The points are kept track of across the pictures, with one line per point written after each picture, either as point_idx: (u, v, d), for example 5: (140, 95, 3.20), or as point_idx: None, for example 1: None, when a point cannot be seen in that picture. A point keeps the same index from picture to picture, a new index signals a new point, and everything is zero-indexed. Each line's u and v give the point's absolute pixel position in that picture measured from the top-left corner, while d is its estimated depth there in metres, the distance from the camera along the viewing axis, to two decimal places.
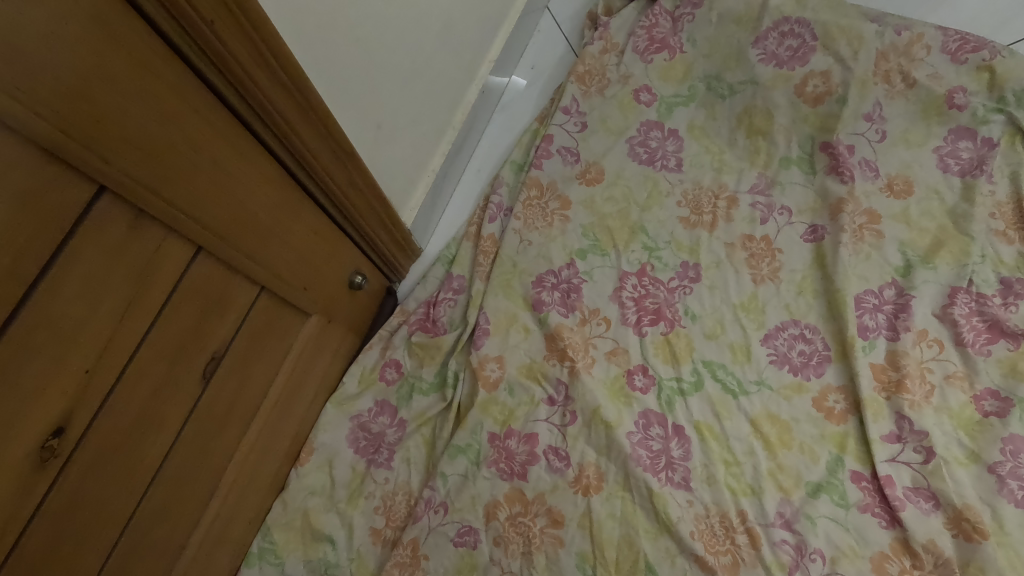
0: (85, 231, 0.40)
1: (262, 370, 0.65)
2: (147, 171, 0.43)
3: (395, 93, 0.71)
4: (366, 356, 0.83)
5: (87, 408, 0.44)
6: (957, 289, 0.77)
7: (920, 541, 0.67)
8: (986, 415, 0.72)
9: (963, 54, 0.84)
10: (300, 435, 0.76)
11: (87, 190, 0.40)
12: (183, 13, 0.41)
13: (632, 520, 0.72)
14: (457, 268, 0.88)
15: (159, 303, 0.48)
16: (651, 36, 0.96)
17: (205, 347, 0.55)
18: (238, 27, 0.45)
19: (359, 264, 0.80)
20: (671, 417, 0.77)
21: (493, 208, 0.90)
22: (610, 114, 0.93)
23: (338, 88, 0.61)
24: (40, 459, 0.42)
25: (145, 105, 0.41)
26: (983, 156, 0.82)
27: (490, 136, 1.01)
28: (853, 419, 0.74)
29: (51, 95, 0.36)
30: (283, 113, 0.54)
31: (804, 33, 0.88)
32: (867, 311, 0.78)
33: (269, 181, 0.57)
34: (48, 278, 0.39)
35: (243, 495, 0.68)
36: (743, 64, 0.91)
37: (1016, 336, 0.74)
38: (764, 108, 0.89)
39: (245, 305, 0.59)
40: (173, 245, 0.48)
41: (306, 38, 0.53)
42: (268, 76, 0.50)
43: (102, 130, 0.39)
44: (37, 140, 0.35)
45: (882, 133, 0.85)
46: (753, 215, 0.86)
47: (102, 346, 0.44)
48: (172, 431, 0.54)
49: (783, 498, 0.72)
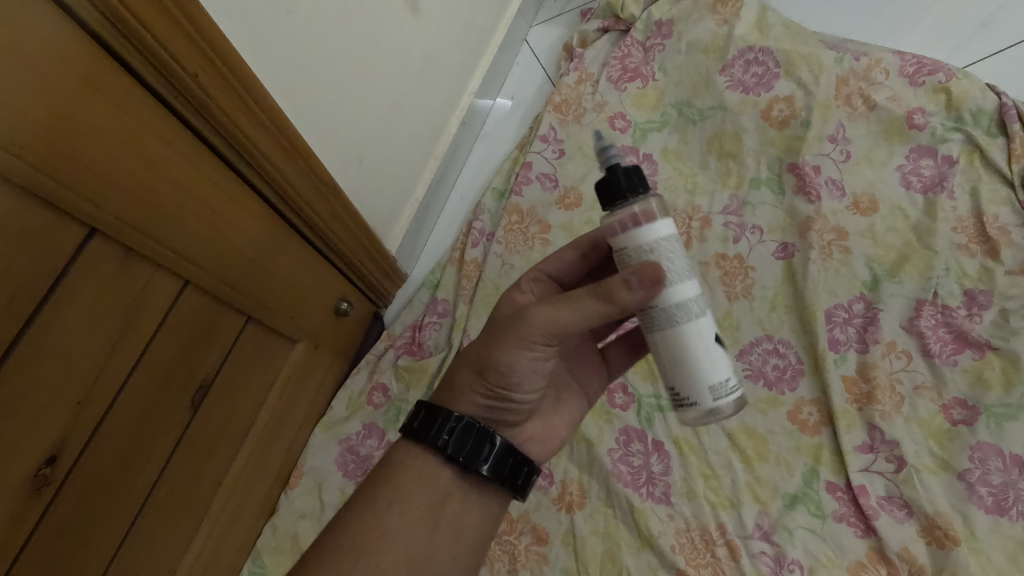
0: (78, 268, 0.43)
1: (251, 397, 0.68)
2: (136, 213, 0.46)
3: (377, 130, 0.75)
4: (353, 381, 0.86)
5: (78, 439, 0.46)
6: (922, 301, 0.79)
7: (895, 549, 0.68)
8: (955, 424, 0.73)
9: (920, 77, 0.87)
10: (290, 459, 0.79)
11: (79, 233, 0.43)
12: (168, 67, 0.46)
13: (615, 535, 0.74)
14: (441, 292, 0.91)
15: (150, 333, 0.51)
16: (624, 65, 1.00)
17: (194, 375, 0.57)
18: (219, 76, 0.50)
19: (346, 291, 0.83)
20: (650, 433, 0.79)
21: (475, 233, 0.94)
22: (587, 140, 0.97)
23: (319, 129, 0.64)
24: (33, 487, 0.44)
25: (134, 152, 0.45)
26: (944, 173, 0.84)
27: (473, 164, 1.06)
28: (827, 431, 0.76)
29: (50, 149, 0.39)
30: (266, 153, 0.57)
31: (768, 60, 0.93)
32: (837, 325, 0.81)
33: (255, 217, 0.60)
34: (45, 313, 0.42)
35: (233, 519, 0.69)
36: (711, 90, 0.95)
37: (980, 346, 0.75)
38: (733, 132, 0.93)
39: (232, 335, 0.62)
40: (162, 281, 0.51)
41: (284, 85, 0.58)
42: (250, 120, 0.54)
43: (94, 179, 0.43)
44: (33, 192, 0.39)
45: (846, 153, 0.88)
46: (725, 234, 0.89)
47: (93, 378, 0.46)
48: (163, 458, 0.56)
49: (761, 510, 0.73)
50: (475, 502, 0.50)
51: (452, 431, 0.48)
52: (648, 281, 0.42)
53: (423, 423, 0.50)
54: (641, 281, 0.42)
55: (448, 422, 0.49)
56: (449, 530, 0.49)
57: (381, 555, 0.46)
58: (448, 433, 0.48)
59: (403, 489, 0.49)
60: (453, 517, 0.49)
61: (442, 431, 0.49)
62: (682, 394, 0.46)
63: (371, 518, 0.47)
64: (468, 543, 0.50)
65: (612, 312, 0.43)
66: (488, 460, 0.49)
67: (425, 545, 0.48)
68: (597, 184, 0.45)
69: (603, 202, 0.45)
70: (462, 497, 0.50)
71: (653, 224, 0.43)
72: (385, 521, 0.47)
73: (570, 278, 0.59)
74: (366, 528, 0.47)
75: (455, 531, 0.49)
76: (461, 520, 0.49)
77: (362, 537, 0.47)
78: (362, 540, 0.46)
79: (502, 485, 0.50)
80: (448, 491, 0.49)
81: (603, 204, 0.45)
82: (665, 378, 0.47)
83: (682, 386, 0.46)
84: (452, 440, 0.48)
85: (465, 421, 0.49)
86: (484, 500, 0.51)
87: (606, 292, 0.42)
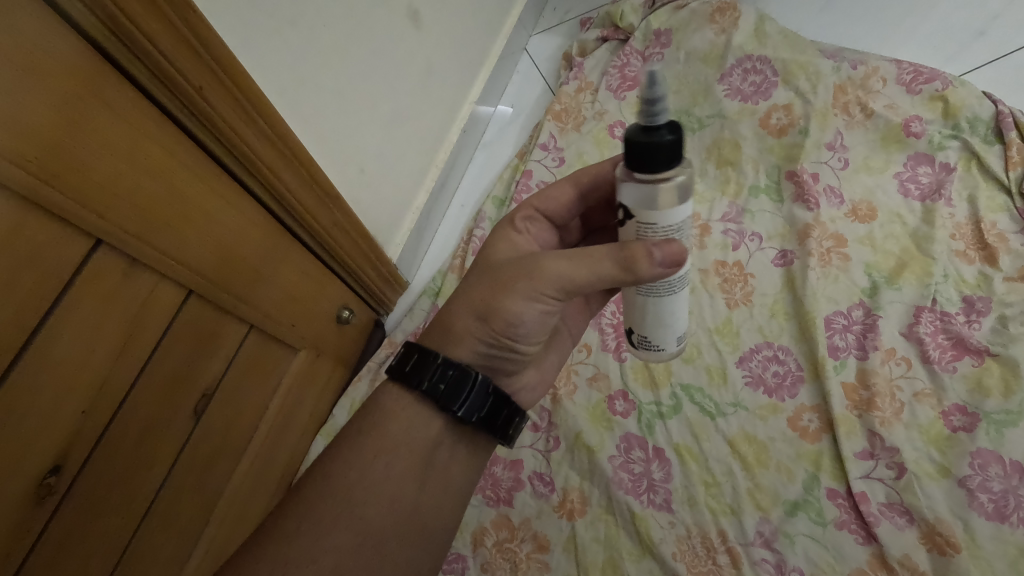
0: (84, 278, 0.44)
1: (253, 405, 0.68)
2: (140, 224, 0.47)
3: (378, 139, 0.75)
4: (355, 389, 0.86)
5: (82, 448, 0.47)
6: (921, 308, 0.80)
7: (896, 556, 0.68)
8: (954, 430, 0.74)
9: (917, 85, 0.88)
10: (292, 467, 0.79)
11: (85, 244, 0.44)
12: (171, 79, 0.47)
13: (615, 542, 0.74)
14: (442, 300, 0.91)
15: (154, 342, 0.51)
16: (624, 74, 1.01)
17: (197, 384, 0.58)
18: (222, 88, 0.50)
19: (348, 299, 0.83)
20: (651, 440, 0.79)
21: (476, 241, 0.94)
22: (587, 148, 0.98)
23: (321, 140, 0.65)
24: (37, 496, 0.44)
25: (139, 163, 0.46)
26: (941, 180, 0.85)
27: (474, 172, 1.07)
28: (827, 438, 0.77)
29: (56, 162, 0.40)
30: (268, 163, 0.58)
31: (765, 69, 0.94)
32: (837, 331, 0.81)
33: (257, 226, 0.61)
34: (50, 323, 0.42)
35: (236, 527, 0.69)
36: (710, 99, 0.96)
37: (979, 352, 0.76)
38: (732, 140, 0.94)
39: (235, 344, 0.62)
40: (166, 290, 0.51)
41: (287, 96, 0.58)
42: (253, 131, 0.55)
43: (100, 190, 0.43)
44: (41, 204, 0.40)
45: (844, 160, 0.89)
46: (724, 241, 0.90)
47: (97, 387, 0.47)
48: (166, 466, 0.56)
49: (762, 517, 0.73)
50: (463, 453, 0.51)
51: (449, 380, 0.48)
52: (670, 261, 0.42)
53: (415, 367, 0.48)
54: (665, 259, 0.41)
55: (444, 371, 0.48)
56: (438, 481, 0.50)
57: (365, 506, 0.46)
58: (445, 383, 0.47)
59: (391, 440, 0.48)
60: (442, 468, 0.50)
61: (433, 377, 0.48)
62: (652, 342, 0.50)
63: (355, 469, 0.47)
64: (455, 493, 0.51)
65: (625, 279, 0.43)
66: (483, 413, 0.49)
67: (413, 497, 0.48)
68: (631, 144, 0.38)
69: (628, 160, 0.39)
70: (450, 447, 0.50)
71: (672, 212, 0.40)
72: (371, 473, 0.47)
73: (566, 216, 0.58)
74: (349, 479, 0.47)
75: (443, 479, 0.50)
76: (449, 468, 0.50)
77: (346, 489, 0.47)
78: (347, 492, 0.46)
79: (493, 434, 0.51)
80: (439, 441, 0.50)
81: (630, 162, 0.39)
82: (636, 327, 0.50)
83: (655, 337, 0.50)
84: (447, 389, 0.48)
85: (463, 371, 0.48)
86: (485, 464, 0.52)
87: (627, 259, 0.42)
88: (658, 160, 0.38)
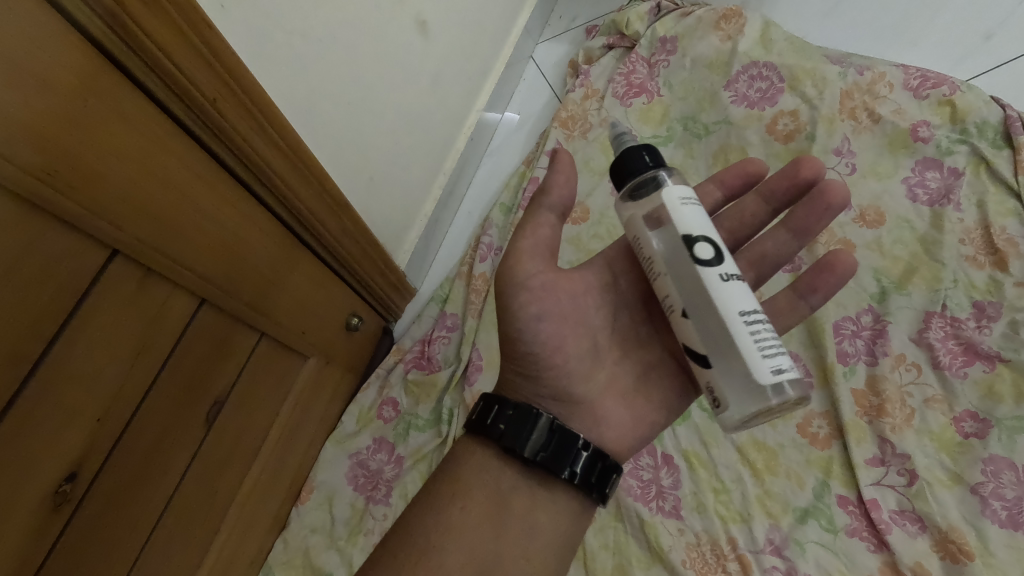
0: (99, 289, 0.45)
1: (263, 413, 0.68)
2: (154, 234, 0.48)
3: (387, 149, 0.76)
4: (363, 396, 0.87)
5: (96, 456, 0.47)
6: (931, 313, 0.79)
7: (908, 563, 0.68)
8: (966, 436, 0.73)
9: (924, 90, 0.87)
10: (300, 475, 0.79)
11: (101, 256, 0.44)
12: (188, 94, 0.48)
13: (625, 549, 0.74)
14: (450, 306, 0.92)
15: (167, 350, 0.52)
16: (630, 81, 1.01)
17: (209, 391, 0.58)
18: (234, 100, 0.51)
19: (357, 307, 0.84)
20: (660, 447, 0.79)
21: (483, 248, 0.94)
22: (593, 155, 0.99)
23: (330, 150, 0.66)
24: (53, 503, 0.45)
25: (153, 174, 0.47)
26: (950, 185, 0.84)
27: (481, 179, 1.08)
28: (837, 444, 0.76)
29: (73, 174, 0.41)
30: (279, 173, 0.59)
31: (772, 75, 0.94)
32: (845, 337, 0.81)
33: (268, 235, 0.61)
34: (66, 333, 0.43)
35: (245, 535, 0.70)
36: (717, 105, 0.97)
37: (991, 357, 0.75)
38: (738, 146, 0.94)
39: (246, 352, 0.63)
40: (179, 299, 0.52)
41: (296, 106, 0.59)
42: (264, 141, 0.56)
43: (115, 203, 0.44)
44: (60, 217, 0.40)
45: (852, 165, 0.89)
46: None
47: (112, 396, 0.47)
48: (177, 473, 0.56)
49: (773, 524, 0.73)
50: (545, 498, 0.49)
51: (508, 419, 0.49)
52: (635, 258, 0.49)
53: (481, 414, 0.51)
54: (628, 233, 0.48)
55: (504, 410, 0.50)
56: (517, 528, 0.48)
57: (442, 553, 0.47)
58: (504, 421, 0.49)
59: None
60: (523, 515, 0.49)
61: (497, 419, 0.50)
62: None
63: (431, 515, 0.49)
64: (540, 543, 0.49)
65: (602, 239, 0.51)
66: (551, 454, 0.48)
67: (491, 545, 0.48)
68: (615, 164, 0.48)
69: (617, 179, 0.48)
70: (530, 491, 0.49)
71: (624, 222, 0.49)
72: (445, 518, 0.48)
73: None
74: (425, 526, 0.48)
75: (526, 527, 0.48)
76: (532, 514, 0.49)
77: (425, 536, 0.48)
78: (424, 539, 0.48)
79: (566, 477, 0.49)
80: (501, 482, 0.49)
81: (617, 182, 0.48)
82: None
83: None
84: (508, 428, 0.49)
85: (520, 408, 0.49)
86: (535, 492, 0.49)
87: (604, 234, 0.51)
88: (636, 161, 0.47)
